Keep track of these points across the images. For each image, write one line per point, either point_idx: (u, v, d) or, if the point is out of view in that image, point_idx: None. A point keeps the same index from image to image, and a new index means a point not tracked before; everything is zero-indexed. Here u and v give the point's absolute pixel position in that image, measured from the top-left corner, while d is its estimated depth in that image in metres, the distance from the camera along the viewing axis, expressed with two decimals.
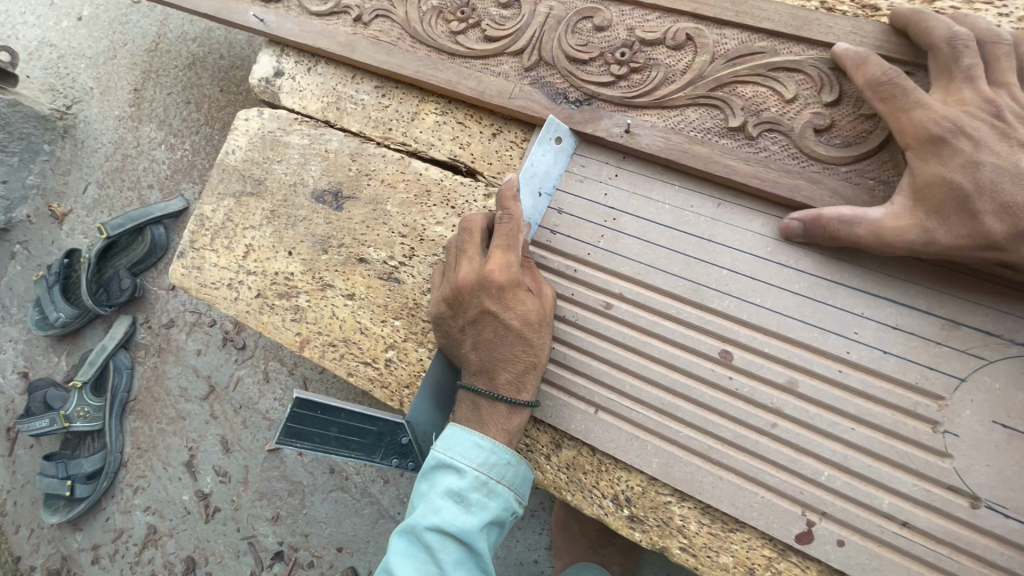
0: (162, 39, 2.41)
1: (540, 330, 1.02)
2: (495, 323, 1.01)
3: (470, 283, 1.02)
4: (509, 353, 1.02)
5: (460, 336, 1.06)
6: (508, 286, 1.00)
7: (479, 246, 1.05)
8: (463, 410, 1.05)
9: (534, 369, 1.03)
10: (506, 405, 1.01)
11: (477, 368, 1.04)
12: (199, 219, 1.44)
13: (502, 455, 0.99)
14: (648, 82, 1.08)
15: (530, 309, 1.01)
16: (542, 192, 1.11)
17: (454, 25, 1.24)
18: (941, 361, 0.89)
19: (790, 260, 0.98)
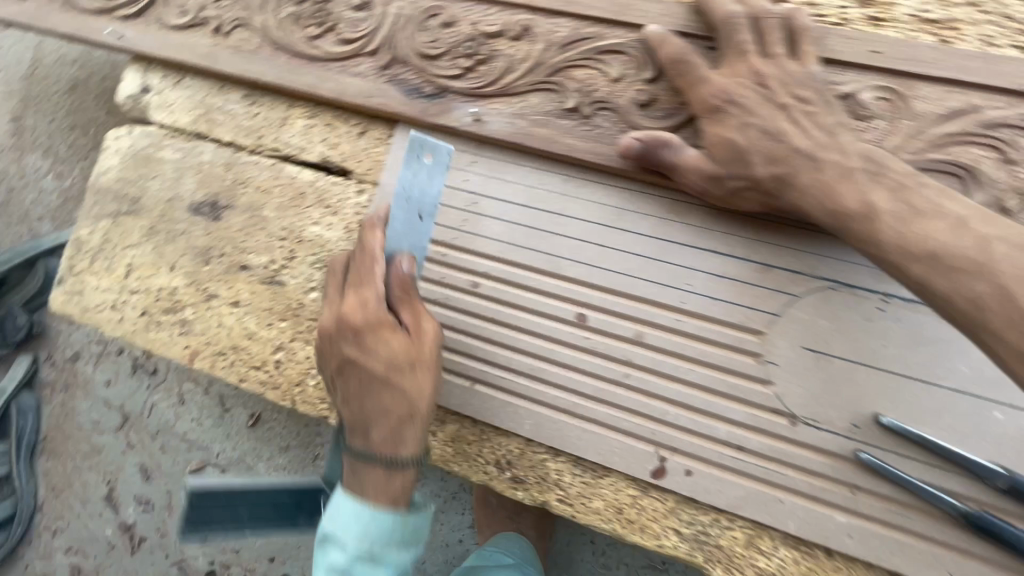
0: (39, 64, 2.30)
1: (410, 373, 0.98)
2: (360, 369, 0.99)
3: (334, 326, 1.02)
4: (381, 403, 0.99)
5: (336, 377, 1.04)
6: (369, 329, 0.99)
7: (340, 285, 1.07)
8: (351, 457, 1.03)
9: (412, 422, 0.99)
10: (386, 465, 0.98)
11: (354, 414, 1.01)
12: (76, 243, 1.41)
13: (397, 504, 1.00)
14: (493, 73, 1.14)
15: (397, 352, 0.98)
16: (423, 215, 1.06)
17: (311, 31, 1.27)
18: (759, 301, 1.00)
19: (630, 225, 1.07)
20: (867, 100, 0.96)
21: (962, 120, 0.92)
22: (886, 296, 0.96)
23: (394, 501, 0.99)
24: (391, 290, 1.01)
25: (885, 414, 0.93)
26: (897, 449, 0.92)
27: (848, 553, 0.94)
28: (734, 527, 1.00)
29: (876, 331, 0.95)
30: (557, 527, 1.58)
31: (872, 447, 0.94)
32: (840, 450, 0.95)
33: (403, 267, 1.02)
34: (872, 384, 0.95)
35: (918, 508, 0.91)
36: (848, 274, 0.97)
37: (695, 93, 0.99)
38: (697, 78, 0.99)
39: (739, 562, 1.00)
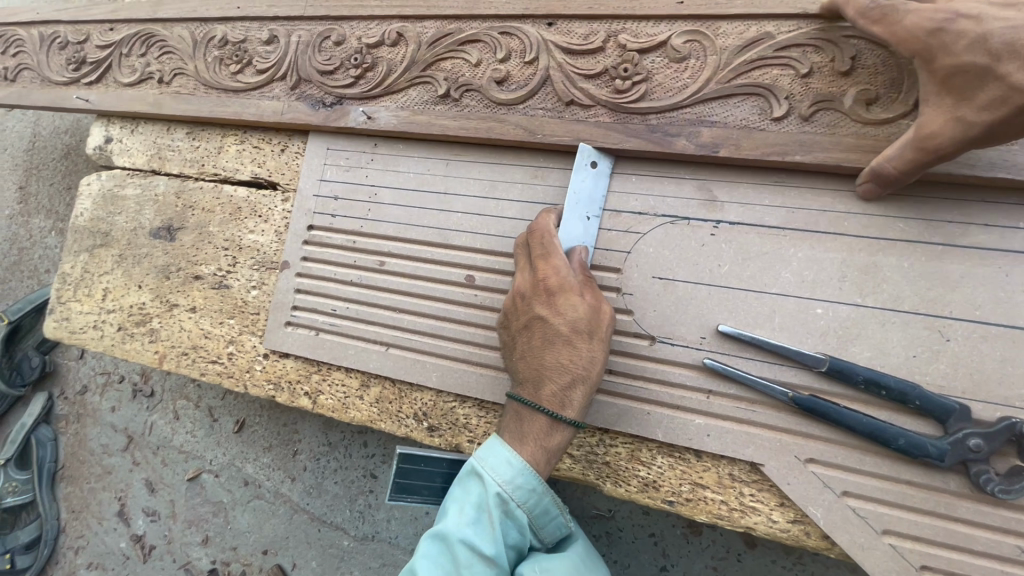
0: (37, 138, 2.63)
1: (591, 339, 1.02)
2: (547, 328, 1.03)
3: (525, 293, 1.07)
4: (552, 362, 1.02)
5: (516, 347, 1.09)
6: (559, 292, 1.03)
7: (528, 259, 1.10)
8: (506, 420, 1.05)
9: (584, 382, 1.01)
10: (548, 419, 1.00)
11: (524, 379, 1.05)
12: (62, 277, 1.65)
13: (530, 476, 0.98)
14: (378, 77, 1.34)
15: (580, 313, 1.02)
16: (589, 216, 1.14)
17: (233, 68, 1.49)
18: (612, 243, 1.16)
19: (503, 193, 1.23)
20: (678, 44, 1.14)
21: (758, 48, 1.09)
22: (716, 222, 1.10)
23: (542, 464, 1.00)
24: (576, 265, 1.08)
25: (724, 324, 1.06)
26: (739, 352, 1.05)
27: (710, 451, 1.05)
28: (617, 444, 1.12)
29: (710, 253, 1.09)
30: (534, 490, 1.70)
31: (717, 354, 1.06)
32: (692, 360, 1.07)
33: (581, 255, 1.10)
34: (712, 299, 1.08)
35: (762, 402, 1.02)
36: (684, 209, 1.12)
37: (900, 27, 0.89)
38: (902, 16, 0.89)
39: (624, 474, 1.11)
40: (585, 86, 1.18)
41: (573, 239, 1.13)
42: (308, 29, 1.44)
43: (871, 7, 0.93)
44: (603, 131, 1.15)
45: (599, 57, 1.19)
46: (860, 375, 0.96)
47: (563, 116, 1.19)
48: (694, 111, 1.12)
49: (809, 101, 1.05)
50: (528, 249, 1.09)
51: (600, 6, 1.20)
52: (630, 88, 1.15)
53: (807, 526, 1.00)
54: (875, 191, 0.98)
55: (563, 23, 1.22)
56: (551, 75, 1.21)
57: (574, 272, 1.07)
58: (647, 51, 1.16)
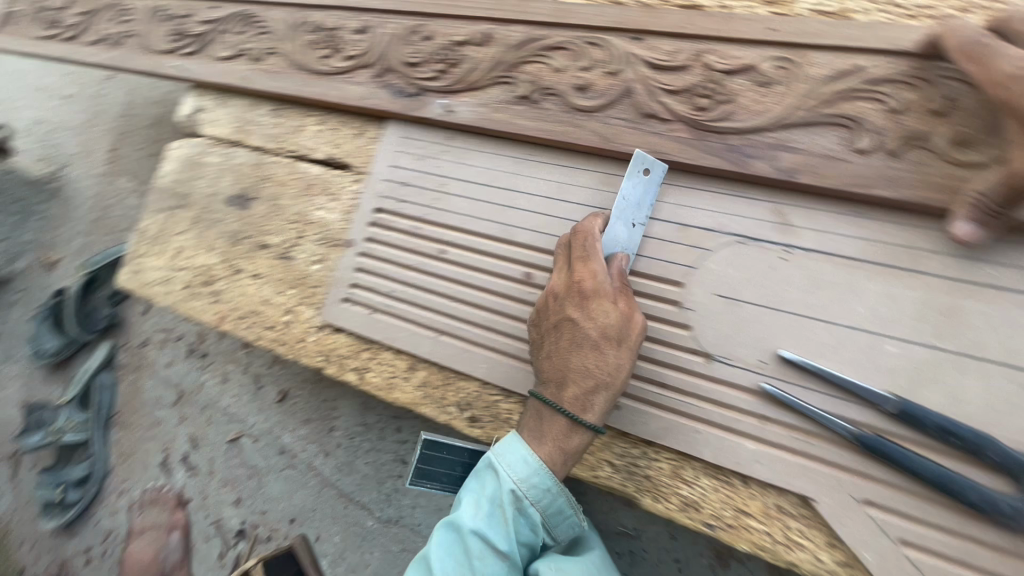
0: (133, 105, 2.83)
1: (619, 346, 1.03)
2: (575, 331, 1.05)
3: (559, 293, 1.09)
4: (576, 365, 1.04)
5: (542, 344, 1.11)
6: (592, 296, 1.05)
7: (568, 259, 1.12)
8: (528, 418, 1.08)
9: (607, 389, 1.02)
10: (568, 421, 1.03)
11: (548, 378, 1.08)
12: (141, 233, 1.74)
13: (544, 475, 1.02)
14: (462, 73, 1.38)
15: (611, 320, 1.03)
16: (637, 222, 1.15)
17: (323, 52, 1.56)
18: (676, 256, 1.14)
19: (570, 196, 1.24)
20: (767, 69, 1.12)
21: (850, 79, 1.06)
22: (787, 246, 1.07)
23: (558, 463, 1.03)
24: (616, 271, 1.09)
25: (786, 350, 1.03)
26: (800, 381, 1.01)
27: (759, 479, 1.01)
28: (659, 458, 1.10)
29: (778, 277, 1.06)
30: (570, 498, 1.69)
31: (776, 380, 1.03)
32: (749, 383, 1.04)
33: (620, 261, 1.11)
34: (776, 324, 1.05)
35: (819, 434, 0.99)
36: (754, 229, 1.10)
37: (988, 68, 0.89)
38: (997, 56, 0.89)
39: (664, 490, 1.09)
40: (667, 101, 1.17)
41: (606, 245, 1.14)
42: (399, 22, 1.49)
43: (967, 43, 0.93)
44: (681, 146, 1.14)
45: (683, 75, 1.17)
46: (931, 420, 0.91)
47: (639, 127, 1.18)
48: (777, 135, 1.09)
49: (901, 136, 1.01)
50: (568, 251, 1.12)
51: (691, 25, 1.18)
52: (713, 108, 1.14)
53: (856, 572, 0.95)
54: (975, 233, 0.91)
55: (651, 38, 1.22)
56: (634, 87, 1.20)
57: (612, 279, 1.08)
58: (734, 73, 1.14)
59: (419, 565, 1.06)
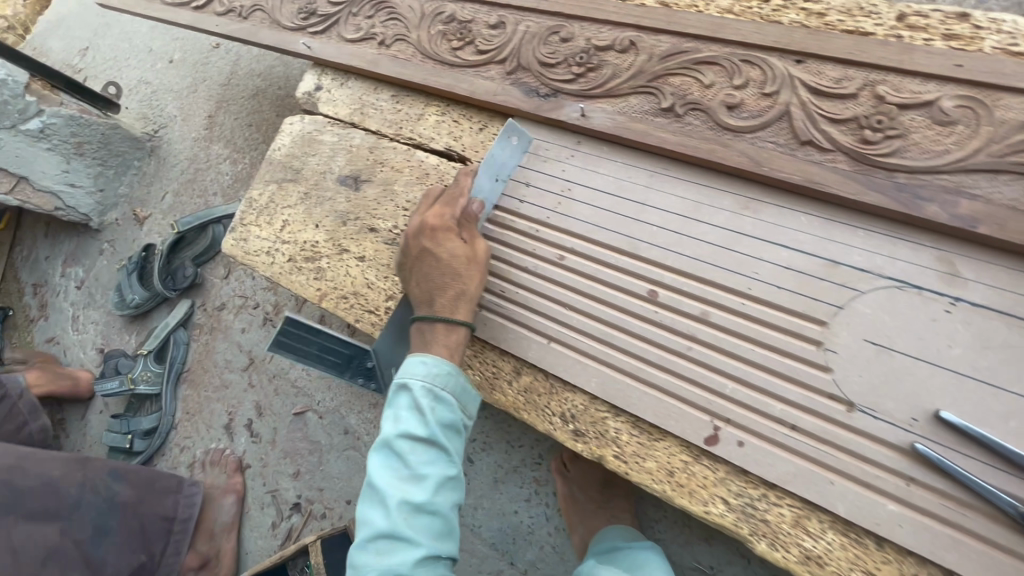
0: (235, 75, 2.91)
1: (469, 265, 1.24)
2: (437, 255, 1.23)
3: (417, 229, 1.28)
4: (456, 282, 1.22)
5: (408, 278, 1.29)
6: (442, 229, 1.25)
7: (429, 205, 1.33)
8: (414, 338, 1.23)
9: (464, 296, 1.22)
10: (443, 323, 1.20)
11: (420, 299, 1.24)
12: (249, 201, 1.77)
13: (442, 367, 1.15)
14: (600, 78, 1.35)
15: (460, 249, 1.24)
16: (497, 178, 1.39)
17: (455, 44, 1.57)
18: (822, 294, 1.07)
19: (706, 216, 1.19)
20: (948, 107, 1.04)
21: None
22: (954, 299, 0.99)
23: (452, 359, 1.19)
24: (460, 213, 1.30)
25: (945, 410, 0.95)
26: (957, 446, 0.94)
27: (899, 544, 0.96)
28: (782, 504, 1.05)
29: (940, 330, 0.99)
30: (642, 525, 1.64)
31: (929, 441, 0.96)
32: (896, 440, 0.97)
33: (473, 206, 1.32)
34: (934, 381, 0.97)
35: (976, 507, 0.91)
36: (915, 276, 1.02)
37: None
38: None
39: (784, 540, 1.03)
40: (828, 129, 1.11)
41: (478, 193, 1.36)
42: (536, 21, 1.48)
43: None
44: (841, 179, 1.08)
45: (849, 104, 1.12)
46: None
47: (795, 154, 1.13)
48: (954, 179, 1.02)
49: None
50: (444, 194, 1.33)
51: (862, 52, 1.12)
52: (881, 141, 1.08)
53: None
54: None
55: (814, 62, 1.16)
56: (792, 111, 1.15)
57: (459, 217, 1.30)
58: (908, 107, 1.07)
59: (364, 495, 1.11)
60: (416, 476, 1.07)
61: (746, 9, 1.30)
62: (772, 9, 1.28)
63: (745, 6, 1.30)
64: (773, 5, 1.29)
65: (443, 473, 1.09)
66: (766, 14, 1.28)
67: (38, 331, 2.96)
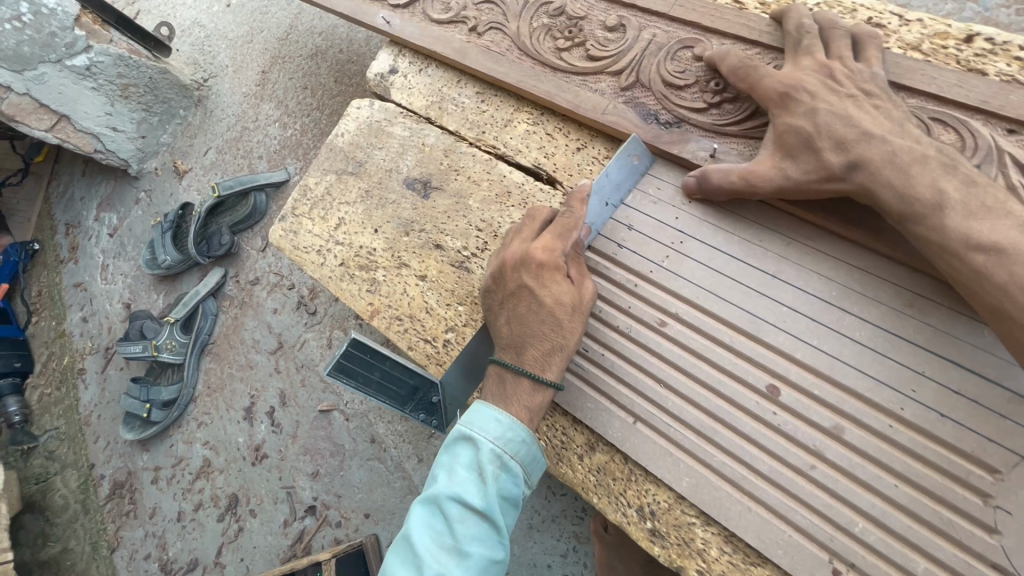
0: (294, 31, 2.70)
1: (573, 314, 1.05)
2: (533, 298, 1.05)
3: (516, 261, 1.09)
4: (551, 329, 1.04)
5: (498, 311, 1.12)
6: (545, 266, 1.06)
7: (533, 229, 1.13)
8: (491, 382, 1.07)
9: (561, 350, 1.04)
10: (531, 380, 1.03)
11: (507, 342, 1.07)
12: (303, 189, 1.60)
13: (516, 431, 0.99)
14: (739, 112, 1.12)
15: (564, 292, 1.05)
16: (609, 202, 1.18)
17: (560, 43, 1.34)
18: (1002, 435, 0.86)
19: (854, 307, 0.98)
20: None
21: None
22: None
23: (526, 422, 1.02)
24: (569, 245, 1.11)
25: None
26: None
27: None
28: None
29: None
30: None
31: None
32: None
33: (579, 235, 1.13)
34: None
35: None
36: None
37: None
38: None
39: None
40: None
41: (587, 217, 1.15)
42: (665, 30, 1.25)
43: None
44: None
45: None
46: None
47: None
48: None
49: None
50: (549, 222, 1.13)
51: None
52: None
53: None
54: None
55: None
56: None
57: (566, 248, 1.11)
58: None
59: (396, 549, 0.96)
60: (458, 551, 0.91)
61: (940, 48, 1.06)
62: (974, 53, 1.04)
63: (938, 44, 1.07)
64: (975, 48, 1.04)
65: (489, 555, 0.93)
66: (967, 59, 1.04)
67: (65, 274, 2.87)
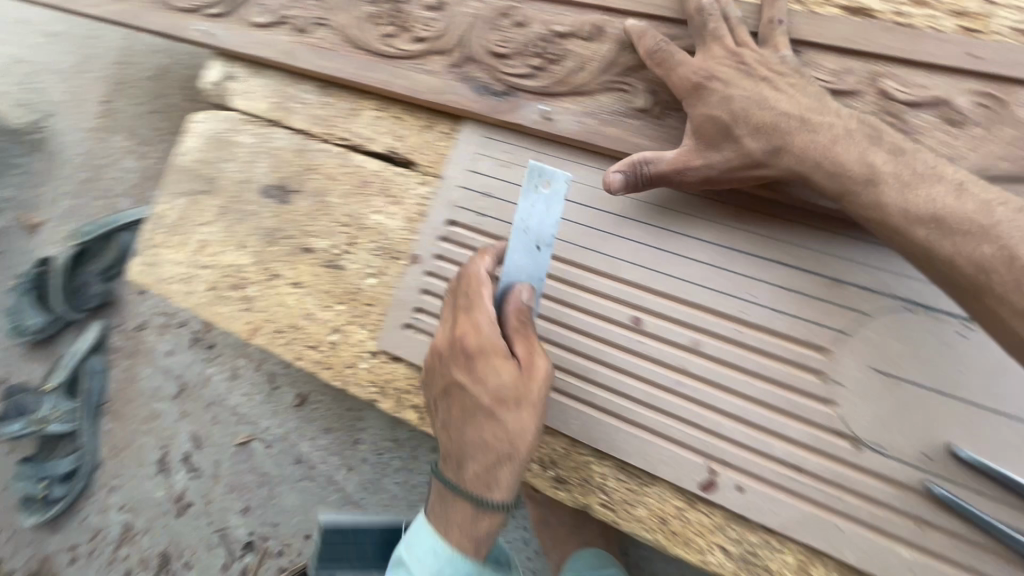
0: (130, 53, 2.48)
1: (518, 408, 0.94)
2: (467, 395, 0.97)
3: (442, 351, 1.02)
4: (490, 435, 0.96)
5: (437, 406, 1.05)
6: (475, 358, 0.96)
7: (452, 307, 1.04)
8: (438, 487, 1.04)
9: (508, 460, 0.95)
10: (472, 496, 0.97)
11: (450, 446, 1.01)
12: (154, 217, 1.49)
13: (455, 566, 1.00)
14: (563, 73, 1.15)
15: (506, 383, 0.94)
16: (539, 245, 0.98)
17: (386, 29, 1.32)
18: (826, 317, 0.96)
19: (694, 230, 1.05)
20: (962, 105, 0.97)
21: None
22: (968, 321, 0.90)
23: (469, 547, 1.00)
24: (502, 325, 0.98)
25: (959, 445, 0.88)
26: (972, 485, 0.87)
27: None
28: (785, 551, 0.95)
29: (953, 357, 0.90)
30: (622, 542, 1.55)
31: (943, 481, 0.88)
32: (906, 480, 0.89)
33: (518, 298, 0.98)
34: (947, 412, 0.89)
35: (989, 549, 0.85)
36: (927, 297, 0.92)
37: None
38: None
39: None
40: None
41: (510, 270, 1.00)
42: None
43: None
44: None
45: (854, 102, 1.01)
46: None
47: None
48: None
49: None
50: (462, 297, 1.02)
51: (865, 40, 1.01)
52: None
53: None
54: None
55: (811, 52, 1.04)
56: None
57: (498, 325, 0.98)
58: (919, 106, 0.99)
59: None
60: None
61: None
62: None
63: None
64: None
65: None
66: None
67: None
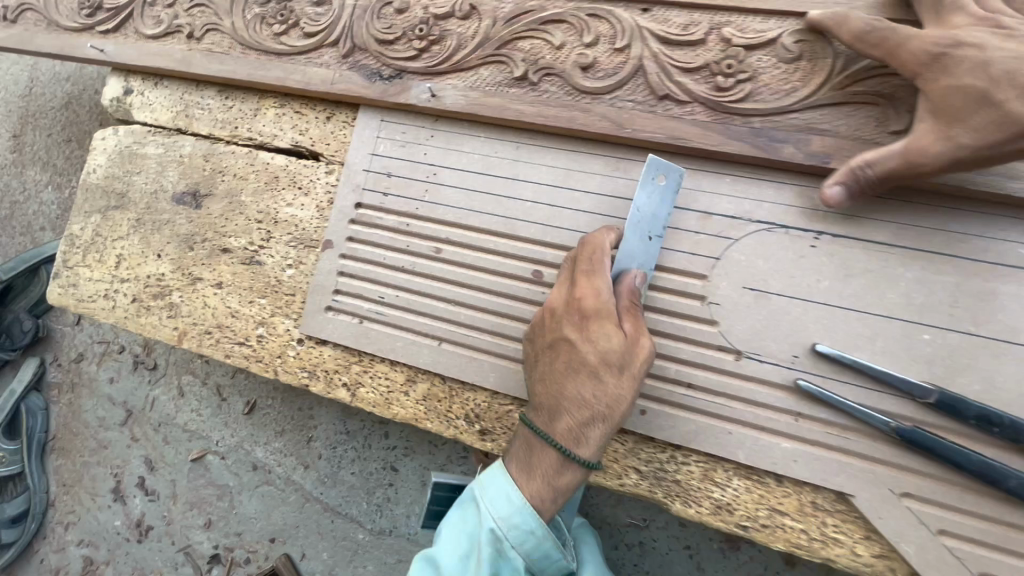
0: (35, 84, 2.42)
1: (621, 375, 0.92)
2: (573, 352, 0.95)
3: (557, 309, 1.00)
4: (574, 393, 0.93)
5: (534, 366, 1.02)
6: (592, 316, 0.95)
7: (570, 272, 1.02)
8: (517, 444, 0.98)
9: (603, 421, 0.92)
10: (558, 454, 0.92)
11: (540, 403, 0.97)
12: (70, 239, 1.49)
13: (526, 519, 0.91)
14: (445, 52, 1.22)
15: (613, 346, 0.92)
16: (651, 236, 1.02)
17: (276, 28, 1.36)
18: (700, 247, 1.06)
19: (579, 184, 1.12)
20: (790, 43, 1.02)
21: None
22: (817, 233, 1.01)
23: (546, 501, 0.92)
24: (622, 297, 0.97)
25: (820, 343, 0.98)
26: (835, 376, 0.98)
27: (795, 477, 0.99)
28: (689, 461, 1.05)
29: (808, 266, 1.01)
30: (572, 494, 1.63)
31: (810, 376, 0.99)
32: (781, 380, 1.00)
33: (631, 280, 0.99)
34: (808, 316, 1.00)
35: (855, 430, 0.96)
36: (781, 216, 1.02)
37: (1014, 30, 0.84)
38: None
39: (695, 494, 1.04)
40: (682, 80, 1.07)
41: (633, 261, 1.02)
42: None
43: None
44: (701, 130, 1.04)
45: (698, 51, 1.07)
46: (971, 410, 0.89)
47: (654, 111, 1.08)
48: (801, 117, 1.01)
49: None
50: (576, 260, 1.01)
51: None
52: (733, 86, 1.04)
53: (893, 562, 0.94)
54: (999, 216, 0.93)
55: (659, 9, 1.11)
56: (645, 65, 1.09)
57: (619, 296, 0.98)
58: (754, 48, 1.04)
59: None
60: None
61: None
62: None
63: None
64: None
65: None
66: None
67: None
